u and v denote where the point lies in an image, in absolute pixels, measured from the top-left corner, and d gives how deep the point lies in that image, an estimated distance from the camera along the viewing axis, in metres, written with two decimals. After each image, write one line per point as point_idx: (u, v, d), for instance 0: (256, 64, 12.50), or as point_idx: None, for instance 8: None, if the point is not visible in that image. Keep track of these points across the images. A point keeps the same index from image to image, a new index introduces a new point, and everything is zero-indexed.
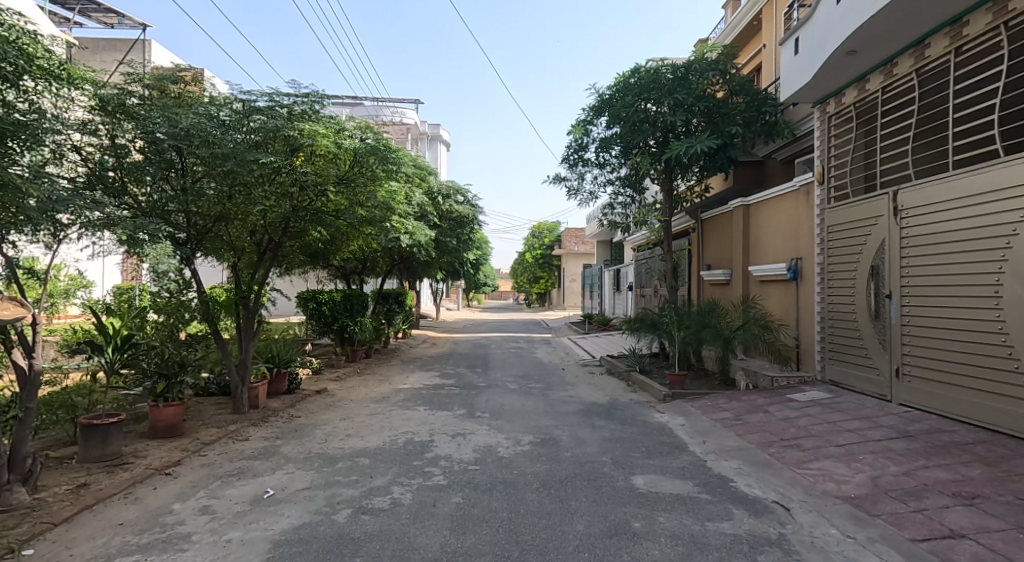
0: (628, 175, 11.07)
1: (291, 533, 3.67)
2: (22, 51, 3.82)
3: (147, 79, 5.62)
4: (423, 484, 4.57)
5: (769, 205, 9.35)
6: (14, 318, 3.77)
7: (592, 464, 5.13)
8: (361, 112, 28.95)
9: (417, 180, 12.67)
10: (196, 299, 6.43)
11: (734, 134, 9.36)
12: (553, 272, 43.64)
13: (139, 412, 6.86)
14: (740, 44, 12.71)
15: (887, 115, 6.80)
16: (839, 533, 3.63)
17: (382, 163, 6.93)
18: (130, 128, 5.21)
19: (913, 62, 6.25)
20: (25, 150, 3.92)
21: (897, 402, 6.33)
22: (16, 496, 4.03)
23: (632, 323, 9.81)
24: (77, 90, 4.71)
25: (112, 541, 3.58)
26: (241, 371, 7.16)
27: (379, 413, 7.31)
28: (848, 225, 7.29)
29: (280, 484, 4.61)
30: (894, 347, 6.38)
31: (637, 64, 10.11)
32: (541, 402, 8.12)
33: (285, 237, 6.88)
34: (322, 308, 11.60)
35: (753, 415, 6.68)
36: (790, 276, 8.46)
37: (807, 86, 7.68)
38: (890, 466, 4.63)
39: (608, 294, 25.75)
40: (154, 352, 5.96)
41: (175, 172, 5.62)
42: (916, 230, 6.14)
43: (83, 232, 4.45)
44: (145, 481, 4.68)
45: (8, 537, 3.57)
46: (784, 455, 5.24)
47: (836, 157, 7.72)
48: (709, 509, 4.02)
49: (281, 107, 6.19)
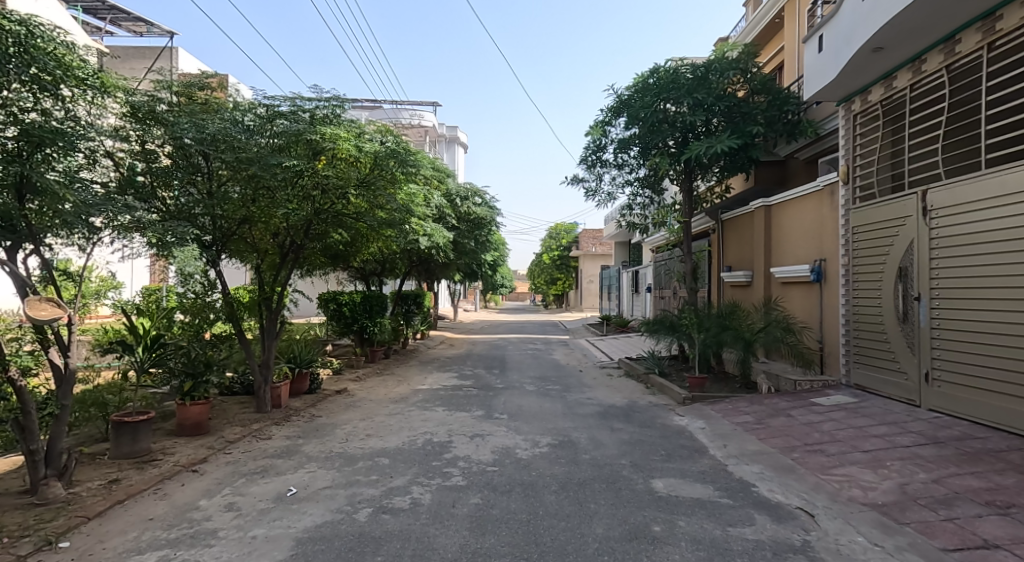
0: (647, 176, 10.95)
1: (314, 531, 3.72)
2: (60, 61, 3.94)
3: (175, 86, 5.72)
4: (442, 485, 4.60)
5: (791, 205, 9.23)
6: (51, 319, 3.89)
7: (610, 467, 5.11)
8: (380, 116, 29.30)
9: (436, 182, 12.79)
10: (220, 300, 6.56)
11: (755, 134, 9.26)
12: (571, 273, 43.48)
13: (167, 410, 7.02)
14: (761, 42, 12.59)
15: (916, 113, 6.66)
16: (866, 541, 3.57)
17: (401, 166, 7.00)
18: (160, 134, 5.31)
19: (944, 58, 6.12)
20: (62, 158, 4.04)
21: (926, 408, 6.20)
22: (52, 491, 4.14)
23: (650, 325, 9.69)
24: (111, 98, 4.75)
25: (143, 536, 3.67)
26: (264, 371, 7.29)
27: (398, 413, 7.38)
28: (874, 225, 7.16)
29: (302, 483, 4.68)
30: (923, 351, 6.25)
31: (656, 64, 10.08)
32: (559, 403, 8.12)
33: (308, 238, 6.99)
34: (343, 309, 11.73)
35: (776, 419, 6.59)
36: (813, 278, 8.33)
37: (831, 85, 7.56)
38: (919, 473, 4.54)
39: (625, 295, 25.67)
40: (181, 352, 6.09)
41: (202, 177, 5.75)
42: (947, 230, 6.01)
43: (115, 235, 4.57)
44: (173, 477, 4.78)
45: (45, 530, 3.67)
46: (808, 460, 5.17)
47: (862, 157, 7.59)
48: (730, 514, 3.99)
49: (303, 111, 6.31)
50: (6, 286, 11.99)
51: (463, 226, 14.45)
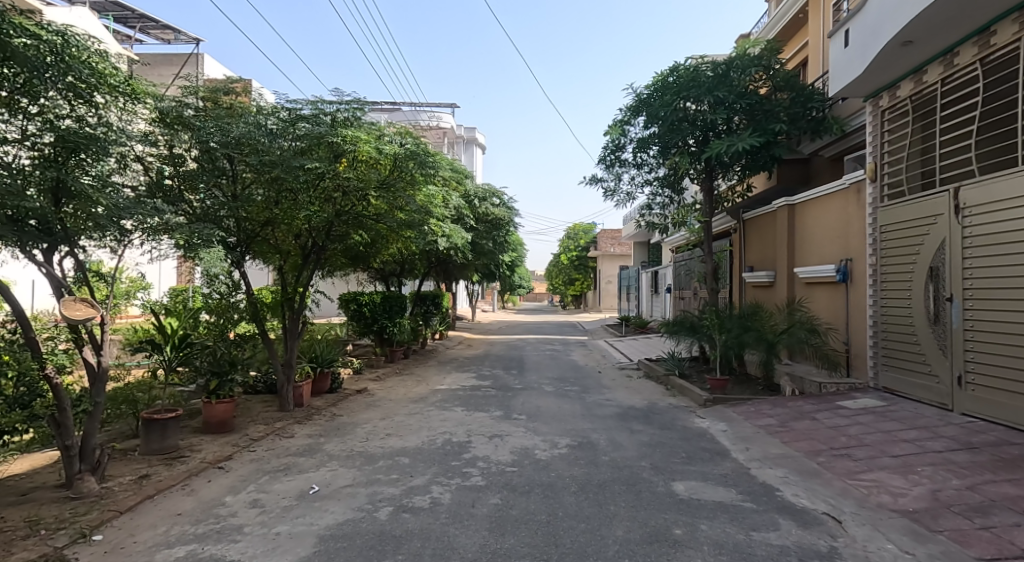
0: (667, 176, 10.85)
1: (336, 529, 3.75)
2: (93, 69, 4.03)
3: (202, 91, 5.84)
4: (462, 485, 4.61)
5: (816, 204, 9.08)
6: (86, 318, 3.99)
7: (630, 469, 5.07)
8: (401, 118, 29.59)
9: (455, 183, 12.81)
10: (244, 301, 6.57)
11: (778, 132, 9.13)
12: (590, 274, 43.32)
13: (193, 408, 7.15)
14: (784, 38, 12.40)
15: (948, 108, 6.49)
16: (896, 549, 3.49)
17: (421, 167, 7.06)
18: (187, 138, 5.42)
19: (978, 50, 5.95)
20: (94, 162, 4.14)
21: (958, 411, 6.05)
22: (86, 485, 4.25)
23: (670, 326, 9.60)
24: (142, 103, 4.84)
25: (171, 530, 3.74)
26: (286, 371, 7.39)
27: (417, 413, 7.40)
28: (903, 224, 7.01)
29: (325, 481, 4.73)
30: (956, 353, 6.10)
31: (676, 63, 9.99)
32: (578, 404, 8.09)
33: (329, 240, 7.10)
34: (364, 309, 11.82)
35: (800, 422, 6.49)
36: (839, 278, 8.17)
37: (858, 80, 7.41)
38: (952, 480, 4.42)
39: (644, 296, 25.50)
40: (207, 351, 6.31)
41: (227, 180, 5.87)
42: (981, 228, 5.86)
43: (144, 237, 4.66)
44: (200, 474, 4.87)
45: (80, 523, 3.77)
46: (834, 465, 5.06)
47: (890, 154, 7.42)
48: (754, 518, 3.93)
49: (325, 115, 6.40)
50: (42, 287, 12.36)
51: (481, 227, 14.48)
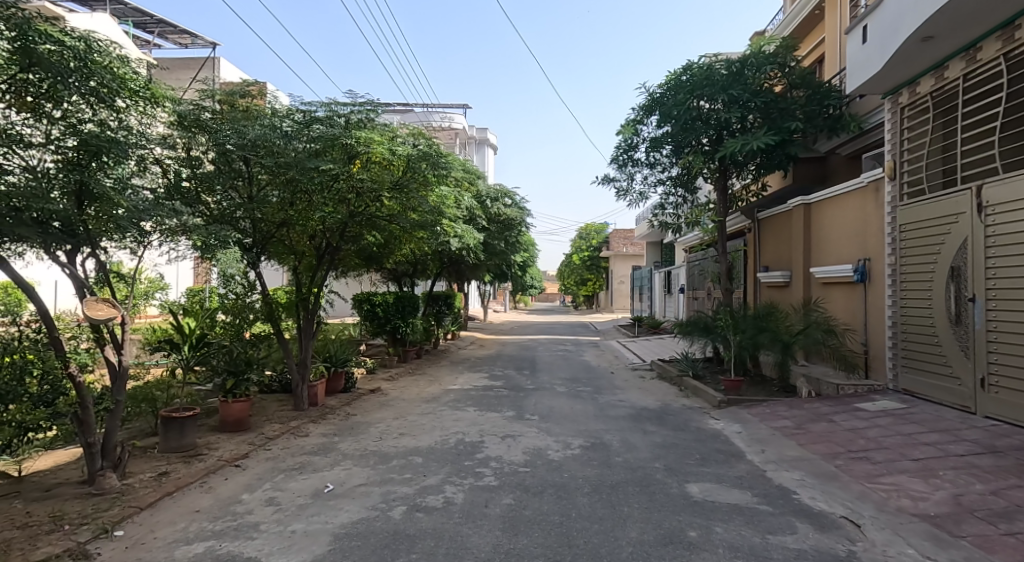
0: (680, 175, 10.78)
1: (350, 528, 3.77)
2: (115, 74, 4.08)
3: (218, 94, 5.91)
4: (475, 485, 4.61)
5: (832, 203, 8.96)
6: (108, 318, 4.05)
7: (644, 470, 5.04)
8: (414, 119, 29.71)
9: (467, 184, 12.83)
10: (258, 301, 6.60)
11: (793, 130, 9.02)
12: (602, 274, 43.14)
13: (209, 407, 7.23)
14: (800, 35, 12.27)
15: (970, 105, 6.37)
16: (917, 554, 3.43)
17: (433, 167, 7.04)
18: (204, 141, 5.48)
19: (1002, 44, 5.82)
20: (115, 165, 4.20)
21: (981, 414, 5.94)
22: (108, 482, 4.30)
23: (684, 327, 9.53)
24: (161, 107, 4.89)
25: (189, 527, 3.78)
26: (301, 370, 7.44)
27: (430, 413, 7.42)
28: (924, 223, 6.90)
29: (339, 479, 4.75)
30: (978, 355, 5.99)
31: (690, 61, 9.92)
32: (591, 405, 8.07)
33: (343, 240, 7.14)
34: (377, 309, 11.87)
35: (817, 425, 6.41)
36: (857, 278, 8.07)
37: (877, 76, 7.30)
38: (975, 485, 4.34)
39: (657, 297, 25.31)
40: (223, 351, 6.29)
41: (243, 182, 5.95)
42: (1004, 227, 5.74)
43: (163, 239, 4.71)
44: (217, 471, 4.92)
45: (102, 519, 3.82)
46: (852, 468, 5.00)
47: (910, 152, 7.31)
48: (770, 521, 3.89)
49: (339, 116, 6.43)
50: (63, 288, 12.58)
51: (493, 227, 14.50)
